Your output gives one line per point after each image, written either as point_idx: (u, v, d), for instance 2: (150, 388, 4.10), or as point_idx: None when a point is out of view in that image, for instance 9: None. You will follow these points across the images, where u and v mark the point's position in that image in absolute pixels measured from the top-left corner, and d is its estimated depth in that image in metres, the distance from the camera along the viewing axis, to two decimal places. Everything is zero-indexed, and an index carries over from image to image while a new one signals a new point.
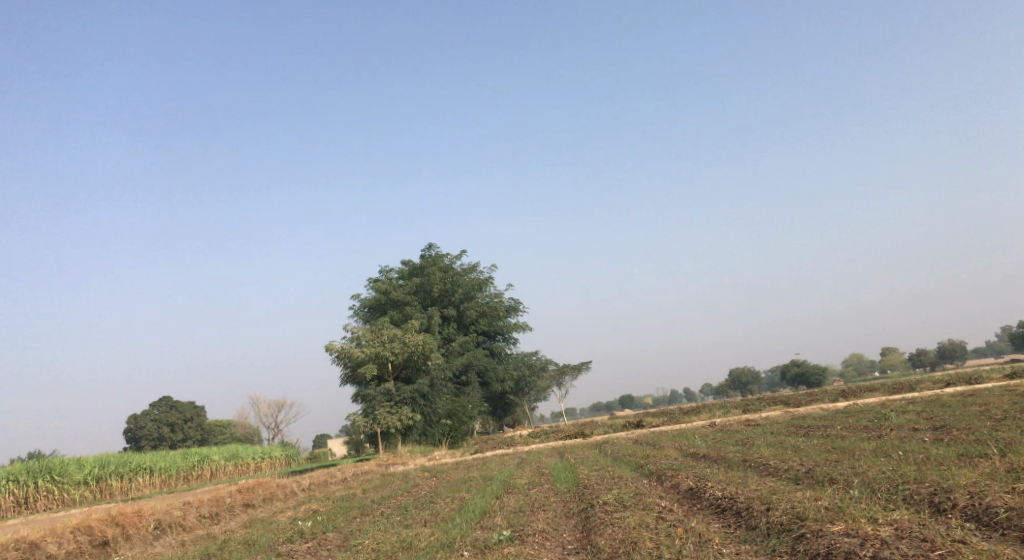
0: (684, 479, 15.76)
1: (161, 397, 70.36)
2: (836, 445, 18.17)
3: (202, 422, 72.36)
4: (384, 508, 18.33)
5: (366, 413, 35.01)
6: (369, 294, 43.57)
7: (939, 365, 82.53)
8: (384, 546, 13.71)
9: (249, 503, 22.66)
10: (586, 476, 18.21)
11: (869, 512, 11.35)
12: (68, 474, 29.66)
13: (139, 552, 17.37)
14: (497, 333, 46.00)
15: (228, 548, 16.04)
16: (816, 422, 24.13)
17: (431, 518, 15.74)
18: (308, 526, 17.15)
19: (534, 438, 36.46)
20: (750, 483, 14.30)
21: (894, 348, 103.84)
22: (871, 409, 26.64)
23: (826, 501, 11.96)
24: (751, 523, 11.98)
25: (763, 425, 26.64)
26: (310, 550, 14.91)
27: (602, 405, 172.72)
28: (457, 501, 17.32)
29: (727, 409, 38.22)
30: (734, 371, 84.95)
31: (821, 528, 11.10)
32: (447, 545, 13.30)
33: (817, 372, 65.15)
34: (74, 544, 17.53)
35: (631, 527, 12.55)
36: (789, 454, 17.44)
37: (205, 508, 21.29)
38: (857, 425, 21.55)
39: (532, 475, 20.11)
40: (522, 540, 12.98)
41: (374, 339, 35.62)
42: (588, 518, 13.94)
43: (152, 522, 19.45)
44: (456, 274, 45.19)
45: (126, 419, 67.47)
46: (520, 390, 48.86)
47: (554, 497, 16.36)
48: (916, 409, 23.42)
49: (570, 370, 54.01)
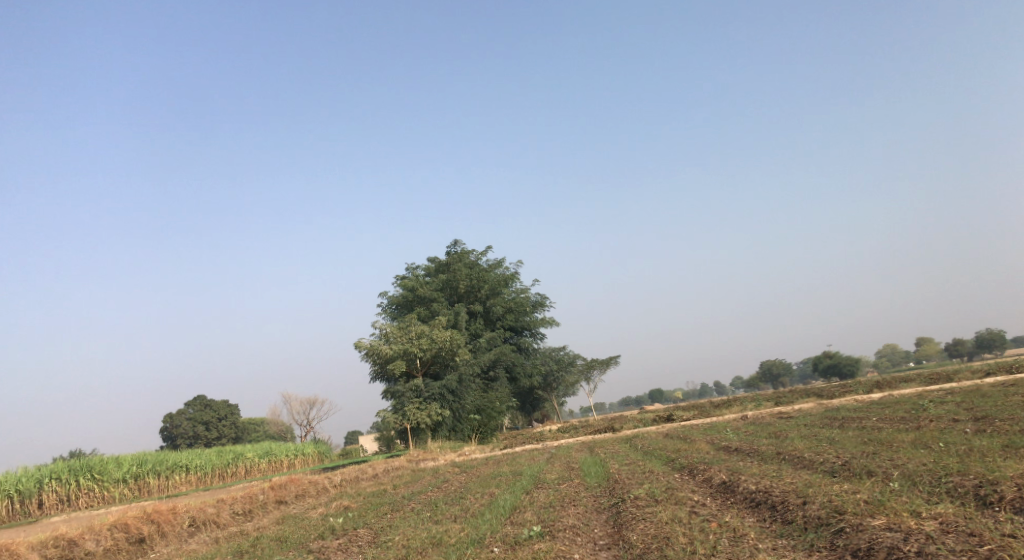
0: (717, 473, 15.49)
1: (195, 396, 71.26)
2: (872, 436, 17.77)
3: (236, 420, 73.11)
4: (414, 503, 18.30)
5: (395, 409, 35.05)
6: (396, 291, 43.67)
7: (977, 355, 80.91)
8: (414, 542, 13.61)
9: (282, 499, 22.76)
10: (617, 470, 17.99)
11: (912, 505, 11.02)
12: (107, 472, 30.02)
13: (174, 549, 17.45)
14: (524, 329, 45.86)
15: (261, 545, 16.07)
16: (851, 414, 23.66)
17: (461, 514, 15.64)
18: (338, 523, 17.13)
19: (563, 434, 36.23)
20: (785, 476, 14.00)
21: (929, 338, 102.07)
22: (908, 400, 26.07)
23: (865, 494, 11.63)
24: (788, 517, 11.69)
25: (796, 417, 26.19)
26: (341, 547, 14.86)
27: (632, 400, 171.91)
28: (487, 496, 17.21)
29: (758, 402, 37.72)
30: (766, 363, 84.00)
31: (861, 522, 10.80)
32: (477, 541, 13.17)
33: (851, 364, 64.08)
34: (111, 542, 17.67)
35: (664, 522, 12.32)
36: (825, 446, 17.07)
37: (238, 505, 21.40)
38: (895, 416, 21.05)
39: (561, 470, 19.95)
40: (552, 536, 12.81)
41: (403, 336, 35.61)
42: (619, 513, 13.73)
43: (187, 519, 19.56)
44: (482, 270, 45.12)
45: (162, 418, 68.52)
46: (549, 385, 48.71)
47: (585, 492, 16.17)
48: (956, 400, 22.84)
49: (599, 365, 53.73)
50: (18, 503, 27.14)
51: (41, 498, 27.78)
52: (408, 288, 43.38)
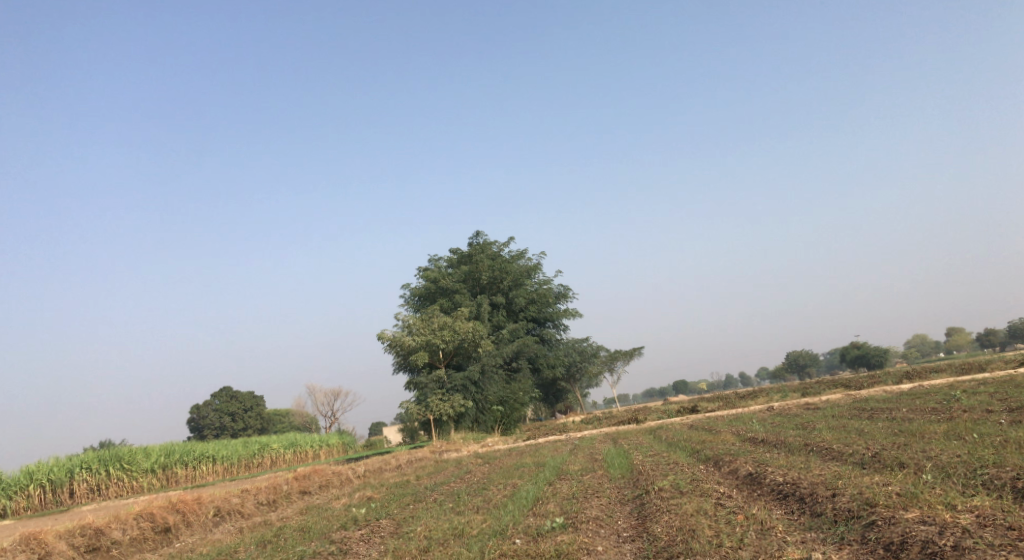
0: (743, 465, 15.23)
1: (222, 387, 71.93)
2: (903, 427, 17.39)
3: (262, 412, 73.69)
4: (437, 494, 18.23)
5: (418, 401, 35.02)
6: (418, 283, 43.66)
7: (1010, 345, 79.49)
8: (436, 533, 13.49)
9: (306, 490, 22.81)
10: (641, 462, 17.77)
11: (946, 498, 10.73)
12: (136, 463, 30.31)
13: (199, 538, 17.52)
14: (547, 320, 45.68)
15: (284, 535, 16.06)
16: (880, 405, 23.23)
17: (483, 505, 15.53)
18: (361, 513, 17.10)
19: (586, 425, 36.04)
20: (813, 468, 13.72)
21: (960, 328, 100.37)
22: (940, 391, 25.56)
23: (897, 486, 11.34)
24: (816, 509, 11.43)
25: (824, 408, 25.78)
26: (364, 537, 14.80)
27: (656, 391, 171.20)
28: (510, 487, 17.10)
29: (784, 393, 37.26)
30: (792, 354, 83.05)
31: (894, 515, 10.53)
32: (499, 532, 13.03)
33: (879, 355, 63.18)
34: (137, 531, 17.79)
35: (688, 515, 12.10)
36: (853, 437, 16.74)
37: (262, 495, 21.46)
38: (926, 407, 20.60)
39: (585, 461, 19.79)
40: (575, 528, 12.63)
41: (425, 328, 35.50)
42: (643, 505, 13.53)
43: (212, 509, 19.64)
44: (505, 261, 44.94)
45: (189, 409, 69.38)
46: (572, 376, 48.53)
47: (608, 483, 15.99)
48: (989, 391, 22.33)
49: (623, 355, 53.42)
50: (49, 492, 27.47)
51: (72, 487, 28.11)
52: (430, 279, 43.36)
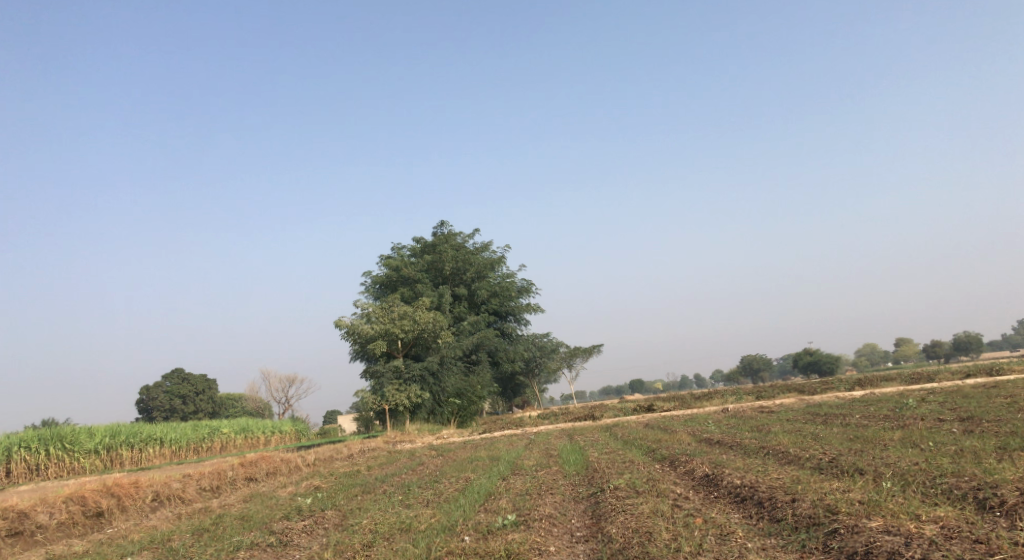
0: (699, 466, 14.95)
1: (173, 368, 70.16)
2: (859, 433, 17.30)
3: (214, 395, 72.10)
4: (387, 486, 17.70)
5: (374, 390, 34.23)
6: (380, 271, 42.82)
7: (954, 357, 81.44)
8: (381, 527, 12.94)
9: (252, 477, 22.04)
10: (596, 459, 17.42)
11: (909, 507, 10.52)
12: (79, 443, 29.17)
13: (132, 524, 16.72)
14: (508, 314, 45.24)
15: (223, 523, 15.39)
16: (834, 410, 23.23)
17: (433, 499, 15.03)
18: (306, 503, 16.43)
19: (543, 420, 35.67)
20: (771, 472, 13.46)
21: (908, 339, 102.46)
22: (892, 399, 25.68)
23: (858, 493, 11.12)
24: (776, 515, 11.13)
25: (778, 412, 25.74)
26: (306, 529, 14.18)
27: (613, 388, 172.13)
28: (463, 481, 16.65)
29: (740, 395, 37.32)
30: (745, 357, 83.84)
31: (857, 523, 10.26)
32: (448, 528, 12.54)
33: (831, 361, 63.99)
34: (66, 515, 16.94)
35: (645, 516, 11.74)
36: (810, 442, 16.60)
37: (205, 480, 20.69)
38: (879, 414, 20.62)
39: (540, 456, 19.41)
40: (528, 526, 12.18)
41: (385, 316, 34.70)
42: (598, 504, 13.16)
43: (150, 494, 18.84)
44: (469, 253, 44.36)
45: (138, 390, 67.58)
46: (530, 371, 48.17)
47: (563, 480, 15.62)
48: (940, 399, 22.48)
49: (582, 352, 53.24)
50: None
51: (9, 466, 27.03)
52: (392, 268, 42.55)
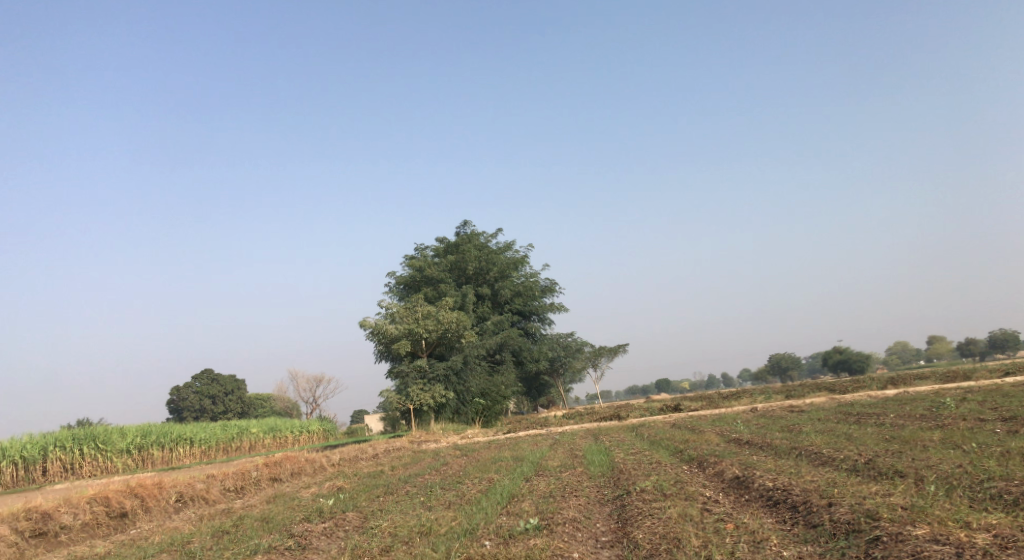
0: (729, 467, 14.44)
1: (203, 369, 70.66)
2: (895, 434, 16.65)
3: (243, 396, 72.52)
4: (410, 487, 17.41)
5: (399, 390, 33.99)
6: (403, 271, 42.58)
7: (990, 355, 79.64)
8: (401, 530, 12.61)
9: (276, 477, 21.85)
10: (622, 460, 16.97)
11: (956, 513, 9.97)
12: (112, 442, 29.22)
13: (156, 525, 16.56)
14: (532, 313, 44.77)
15: (243, 525, 15.15)
16: (867, 410, 22.53)
17: (455, 501, 14.68)
18: (327, 504, 16.18)
19: (569, 420, 35.21)
20: (805, 474, 12.88)
21: (941, 337, 100.65)
22: (928, 398, 24.88)
23: (900, 498, 10.57)
24: (813, 520, 10.62)
25: (809, 411, 25.11)
26: (327, 531, 13.90)
27: (640, 389, 171.00)
28: (485, 482, 16.29)
29: (768, 394, 36.56)
30: (774, 356, 82.77)
31: (902, 531, 9.72)
32: (469, 531, 12.17)
33: (861, 360, 62.85)
34: (90, 516, 16.81)
35: (673, 521, 11.27)
36: (843, 442, 16.01)
37: (229, 481, 20.54)
38: (914, 413, 19.99)
39: (565, 457, 18.98)
40: (551, 530, 11.76)
41: (408, 316, 34.49)
42: (624, 507, 12.72)
43: (174, 494, 18.69)
44: (492, 252, 43.98)
45: (169, 390, 68.10)
46: (555, 371, 47.68)
47: (588, 481, 15.19)
48: (979, 399, 21.68)
49: (607, 352, 52.65)
50: (22, 469, 26.52)
51: (45, 465, 27.11)
52: (416, 267, 42.31)
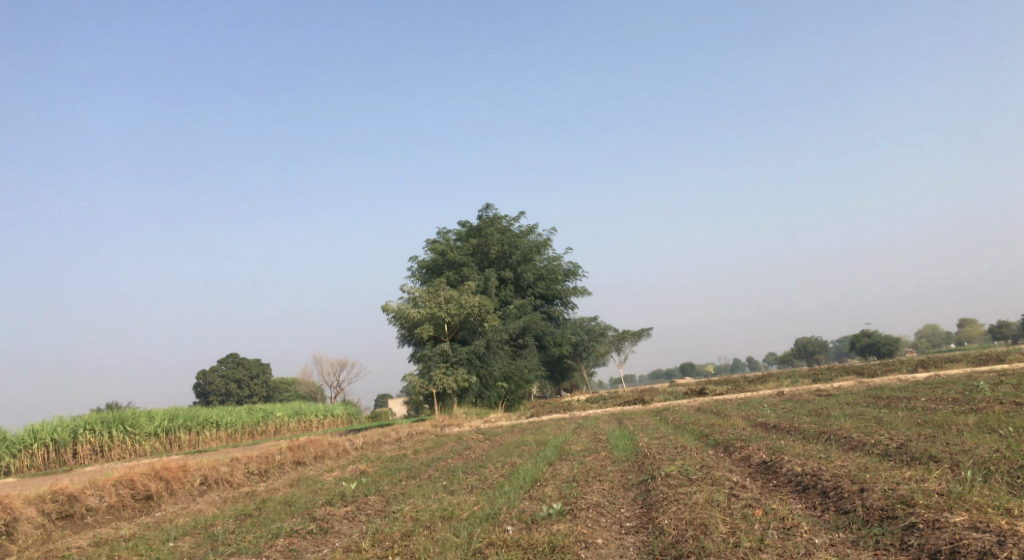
0: (756, 452, 14.14)
1: (229, 353, 71.39)
2: (927, 418, 16.25)
3: (268, 379, 73.11)
4: (432, 471, 17.31)
5: (421, 374, 33.94)
6: (426, 255, 42.47)
7: (1022, 338, 78.14)
8: (423, 514, 12.47)
9: (300, 460, 21.87)
10: (647, 444, 16.71)
11: (996, 499, 9.64)
12: (140, 426, 29.46)
13: (180, 508, 16.60)
14: (555, 297, 44.53)
15: (266, 508, 15.12)
16: (897, 393, 22.05)
17: (477, 485, 14.54)
18: (350, 488, 16.11)
19: (592, 404, 35.04)
20: (835, 458, 12.58)
21: (972, 320, 98.96)
22: (959, 381, 24.34)
23: (936, 483, 10.25)
24: (844, 506, 10.34)
25: (837, 395, 24.67)
26: (349, 515, 13.81)
27: (664, 373, 170.34)
28: (508, 466, 16.12)
29: (794, 378, 36.04)
30: (800, 340, 81.93)
31: (938, 518, 9.40)
32: (491, 516, 12.00)
33: (890, 344, 61.93)
34: (115, 498, 16.88)
35: (699, 506, 11.02)
36: (874, 427, 15.63)
37: (253, 464, 20.58)
38: (946, 397, 19.54)
39: (588, 441, 18.79)
40: (574, 515, 11.56)
41: (431, 300, 34.39)
42: (648, 492, 12.49)
43: (198, 478, 18.74)
44: (515, 236, 43.72)
45: (196, 375, 68.81)
46: (578, 355, 47.43)
47: (612, 466, 14.97)
48: (1013, 382, 21.13)
49: (631, 336, 52.30)
50: (53, 452, 26.82)
51: (75, 448, 27.42)
52: (438, 252, 42.18)
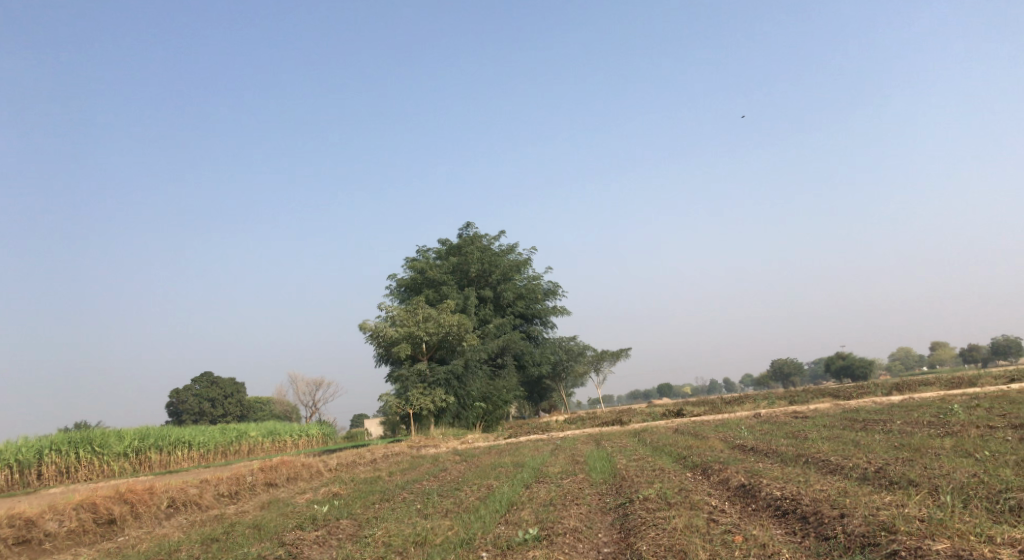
0: (734, 475, 13.99)
1: (202, 372, 70.34)
2: (904, 441, 16.21)
3: (242, 398, 72.12)
4: (407, 493, 16.97)
5: (398, 394, 33.55)
6: (405, 273, 42.15)
7: (992, 362, 79.18)
8: (395, 539, 12.17)
9: (271, 482, 21.40)
10: (625, 467, 16.50)
11: (977, 526, 9.55)
12: (108, 446, 28.77)
13: (144, 532, 16.13)
14: (535, 316, 44.35)
15: (234, 533, 14.71)
16: (873, 416, 22.04)
17: (452, 509, 14.24)
18: (321, 511, 15.74)
19: (570, 424, 34.80)
20: (814, 482, 12.44)
21: (944, 343, 100.06)
22: (934, 404, 24.44)
23: (916, 509, 10.13)
24: (825, 532, 10.19)
25: (813, 417, 24.66)
26: (318, 540, 13.46)
27: (641, 394, 170.46)
28: (484, 489, 15.83)
29: (772, 399, 36.04)
30: (776, 362, 82.39)
31: (921, 546, 9.28)
32: (466, 542, 11.73)
33: (864, 366, 62.40)
34: (76, 523, 16.34)
35: (678, 532, 10.82)
36: (852, 450, 15.54)
37: (223, 486, 20.09)
38: (922, 420, 19.53)
39: (566, 463, 18.55)
40: (550, 541, 11.31)
41: (409, 319, 34.09)
42: (627, 516, 12.28)
43: (165, 500, 18.24)
44: (495, 255, 43.52)
45: (169, 393, 67.66)
46: (557, 375, 47.18)
47: (589, 489, 14.75)
48: (986, 405, 21.22)
49: (610, 356, 52.17)
50: (17, 473, 26.10)
51: (41, 469, 26.70)
52: (418, 270, 41.88)
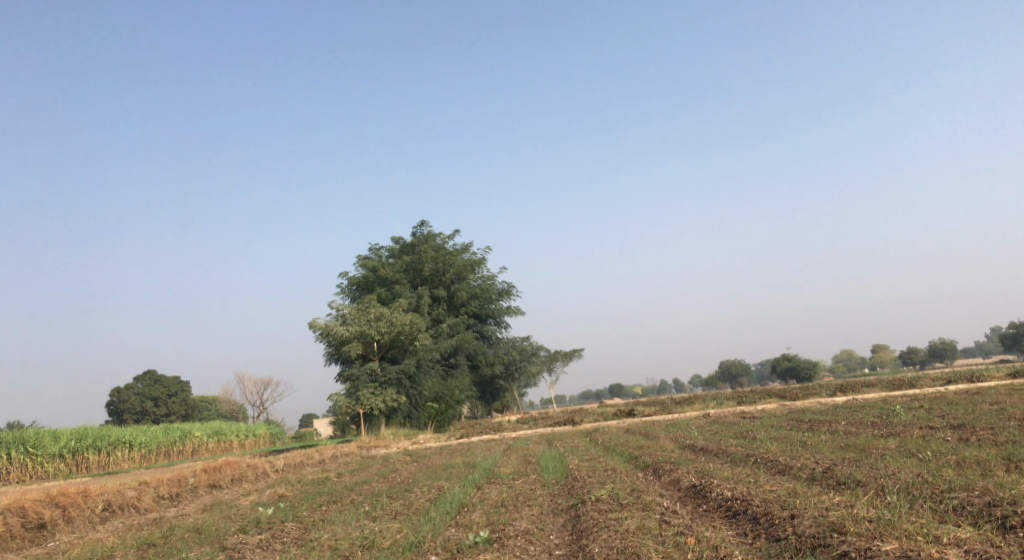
0: (685, 475, 14.00)
1: (145, 371, 68.45)
2: (849, 441, 16.44)
3: (186, 398, 70.40)
4: (355, 495, 16.63)
5: (349, 393, 33.04)
6: (357, 272, 41.55)
7: (929, 364, 81.69)
8: (341, 542, 11.88)
9: (215, 483, 20.81)
10: (577, 467, 16.40)
11: (923, 526, 9.65)
12: (43, 446, 27.73)
13: (77, 537, 15.51)
14: (488, 317, 44.16)
15: (173, 537, 14.21)
16: (818, 417, 22.38)
17: (402, 511, 13.96)
18: (266, 514, 15.31)
19: (522, 425, 34.66)
20: (764, 483, 12.49)
21: (885, 346, 102.84)
22: (877, 405, 24.93)
23: (864, 510, 10.22)
24: (775, 533, 10.20)
25: (761, 417, 24.93)
26: (261, 544, 13.07)
27: (592, 394, 171.54)
28: (434, 490, 15.58)
29: (720, 400, 36.40)
30: (723, 363, 83.71)
31: (870, 546, 9.34)
32: (415, 545, 11.49)
33: (808, 367, 63.70)
34: (2, 528, 15.63)
35: (630, 533, 10.73)
36: (799, 450, 15.70)
37: (163, 488, 19.45)
38: (866, 421, 19.89)
39: (518, 463, 18.40)
40: (502, 544, 11.14)
41: (360, 318, 33.62)
42: (579, 518, 12.17)
43: (100, 503, 17.58)
44: (448, 254, 43.21)
45: (109, 392, 65.63)
46: (510, 375, 47.06)
47: (541, 490, 14.61)
48: (927, 406, 21.69)
49: (562, 356, 52.24)
50: None
51: None
52: (370, 269, 41.33)
